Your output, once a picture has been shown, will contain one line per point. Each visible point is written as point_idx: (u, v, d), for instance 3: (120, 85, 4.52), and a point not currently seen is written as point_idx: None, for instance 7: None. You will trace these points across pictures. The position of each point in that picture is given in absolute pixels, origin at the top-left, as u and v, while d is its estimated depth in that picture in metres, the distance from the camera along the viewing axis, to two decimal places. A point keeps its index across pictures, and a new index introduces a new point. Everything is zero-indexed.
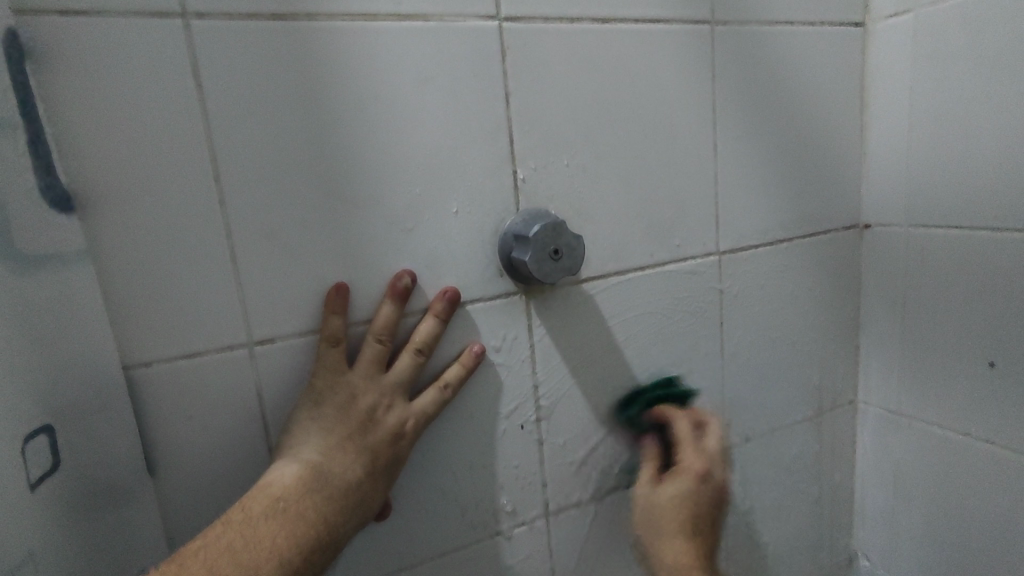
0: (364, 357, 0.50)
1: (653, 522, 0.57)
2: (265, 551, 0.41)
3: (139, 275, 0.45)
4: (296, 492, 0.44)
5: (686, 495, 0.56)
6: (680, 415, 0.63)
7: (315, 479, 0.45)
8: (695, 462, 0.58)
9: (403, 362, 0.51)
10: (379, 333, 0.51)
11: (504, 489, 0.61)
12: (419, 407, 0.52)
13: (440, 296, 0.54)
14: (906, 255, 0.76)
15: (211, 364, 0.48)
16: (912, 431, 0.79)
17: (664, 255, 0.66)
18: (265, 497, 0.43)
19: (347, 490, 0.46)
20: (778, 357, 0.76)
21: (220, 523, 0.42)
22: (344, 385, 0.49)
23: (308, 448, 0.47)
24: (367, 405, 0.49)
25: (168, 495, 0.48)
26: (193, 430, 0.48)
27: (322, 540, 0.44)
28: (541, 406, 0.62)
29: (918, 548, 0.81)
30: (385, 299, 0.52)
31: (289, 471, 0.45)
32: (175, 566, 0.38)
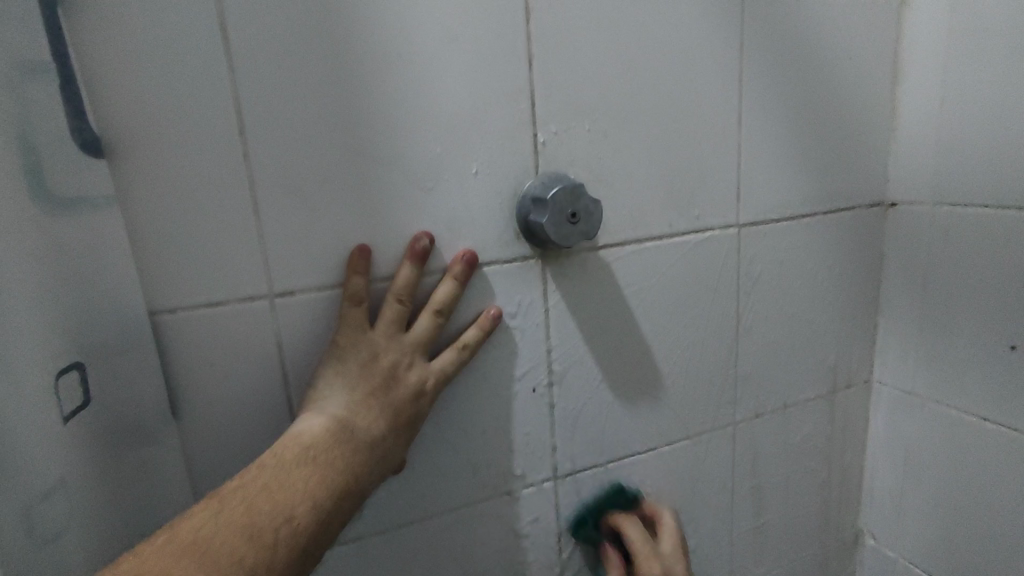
0: (385, 316, 0.51)
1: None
2: (298, 492, 0.42)
3: (166, 222, 0.46)
4: (325, 442, 0.45)
5: None
6: (630, 526, 0.65)
7: (341, 431, 0.47)
8: (657, 573, 0.61)
9: (422, 323, 0.52)
10: (399, 293, 0.51)
11: (514, 450, 0.62)
12: (438, 367, 0.53)
13: (458, 258, 0.54)
14: (931, 233, 0.74)
15: (233, 314, 0.49)
16: (927, 413, 0.79)
17: (682, 225, 0.65)
18: (295, 445, 0.45)
19: (371, 444, 0.48)
20: (793, 333, 0.76)
21: (255, 467, 0.44)
22: (365, 343, 0.50)
23: (333, 403, 0.48)
24: (389, 363, 0.50)
25: (191, 438, 0.50)
26: (215, 377, 0.50)
27: (350, 488, 0.45)
28: (554, 371, 0.62)
29: (924, 527, 0.81)
30: (405, 260, 0.52)
31: (316, 423, 0.47)
32: (214, 500, 0.41)
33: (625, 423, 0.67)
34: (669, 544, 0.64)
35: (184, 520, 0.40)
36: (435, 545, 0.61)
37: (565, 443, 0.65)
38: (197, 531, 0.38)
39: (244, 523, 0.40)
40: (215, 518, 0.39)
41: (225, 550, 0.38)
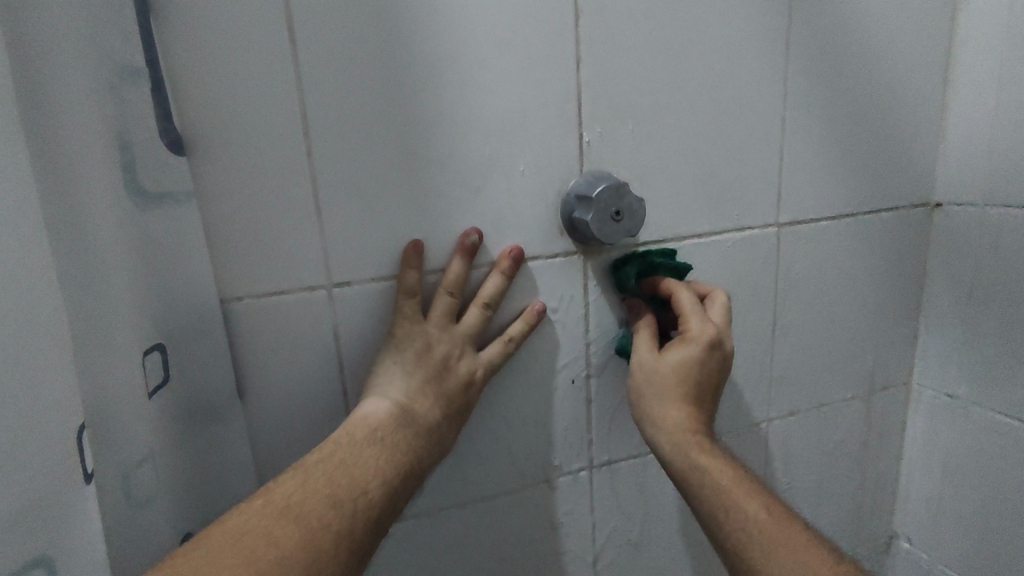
0: (437, 309, 0.54)
1: (653, 386, 0.56)
2: (371, 469, 0.46)
3: (236, 216, 0.49)
4: (390, 425, 0.49)
5: (690, 361, 0.55)
6: (683, 287, 0.59)
7: (403, 416, 0.50)
8: (705, 331, 0.56)
9: (472, 316, 0.55)
10: (450, 287, 0.54)
11: (552, 439, 0.64)
12: (487, 358, 0.55)
13: (505, 254, 0.57)
14: (979, 235, 0.73)
15: (295, 303, 0.52)
16: (968, 418, 0.78)
17: (722, 224, 0.66)
18: (363, 428, 0.48)
19: (428, 428, 0.51)
20: (831, 333, 0.76)
21: (329, 444, 0.47)
22: (420, 335, 0.53)
23: (392, 388, 0.51)
24: (442, 354, 0.53)
25: (254, 417, 0.53)
26: (277, 361, 0.53)
27: (413, 469, 0.49)
28: (592, 364, 0.64)
29: (961, 532, 0.81)
30: (455, 255, 0.55)
31: (380, 406, 0.50)
32: (298, 472, 0.44)
33: None
34: (719, 313, 0.59)
35: (274, 487, 0.43)
36: (475, 528, 0.63)
37: (601, 434, 0.66)
38: (288, 497, 0.41)
39: (327, 493, 0.43)
40: (302, 487, 0.43)
41: (314, 514, 0.41)
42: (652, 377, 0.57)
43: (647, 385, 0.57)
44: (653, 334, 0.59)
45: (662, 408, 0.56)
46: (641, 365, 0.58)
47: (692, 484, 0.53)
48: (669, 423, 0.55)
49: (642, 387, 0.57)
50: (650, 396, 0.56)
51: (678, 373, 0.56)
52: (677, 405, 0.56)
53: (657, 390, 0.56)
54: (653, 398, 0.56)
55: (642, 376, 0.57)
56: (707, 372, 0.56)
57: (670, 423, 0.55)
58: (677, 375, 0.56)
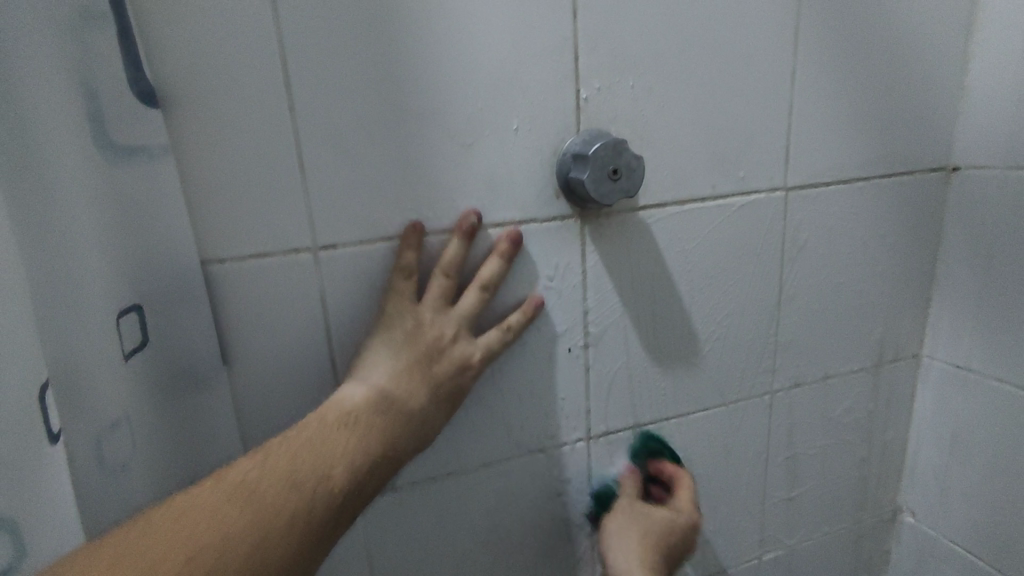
0: (432, 290, 0.52)
1: (622, 525, 0.62)
2: (339, 451, 0.44)
3: (215, 174, 0.47)
4: (366, 408, 0.47)
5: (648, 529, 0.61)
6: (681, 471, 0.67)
7: (383, 399, 0.48)
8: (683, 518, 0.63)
9: (469, 299, 0.53)
10: (446, 268, 0.52)
11: (547, 409, 0.63)
12: (481, 344, 0.53)
13: (504, 237, 0.55)
14: (998, 200, 0.70)
15: (279, 266, 0.51)
16: (979, 389, 0.75)
17: (727, 188, 0.63)
18: (337, 410, 0.46)
19: (411, 414, 0.49)
20: (839, 302, 0.73)
21: (300, 424, 0.45)
22: (412, 316, 0.51)
23: (375, 372, 0.49)
24: (433, 336, 0.51)
25: (240, 383, 0.52)
26: (262, 326, 0.51)
27: (387, 454, 0.47)
28: (590, 332, 0.62)
29: (969, 506, 0.79)
30: (454, 236, 0.53)
31: (358, 390, 0.48)
32: (262, 452, 0.42)
33: (659, 389, 0.67)
34: (688, 499, 0.65)
35: (232, 467, 0.41)
36: (468, 498, 0.62)
37: (599, 404, 0.65)
38: (242, 478, 0.40)
39: (286, 474, 0.41)
40: (260, 466, 0.41)
41: (271, 495, 0.40)
42: (628, 532, 0.61)
43: (626, 534, 0.61)
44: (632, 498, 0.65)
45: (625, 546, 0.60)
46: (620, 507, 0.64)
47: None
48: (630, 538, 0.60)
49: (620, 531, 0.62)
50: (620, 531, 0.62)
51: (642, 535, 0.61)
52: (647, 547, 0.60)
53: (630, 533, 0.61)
54: (626, 549, 0.59)
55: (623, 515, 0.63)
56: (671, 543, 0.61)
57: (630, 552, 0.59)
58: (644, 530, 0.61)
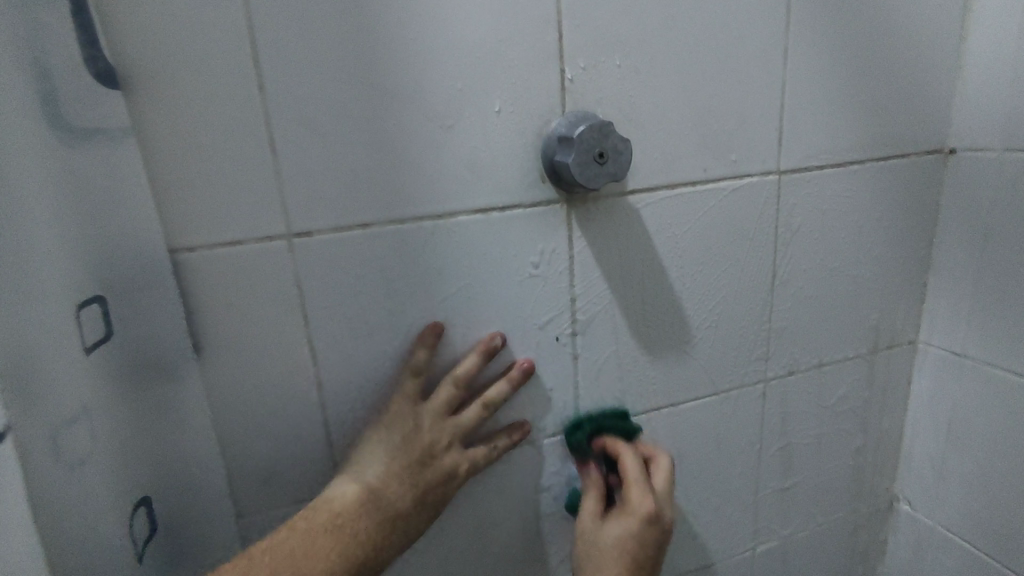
0: (438, 396, 0.54)
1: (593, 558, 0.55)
2: (318, 561, 0.46)
3: (182, 159, 0.45)
4: (352, 512, 0.49)
5: (627, 536, 0.54)
6: (629, 453, 0.60)
7: (371, 503, 0.50)
8: (642, 506, 0.55)
9: (471, 412, 0.55)
10: (457, 379, 0.55)
11: (535, 399, 0.61)
12: (472, 455, 0.56)
13: (519, 363, 0.58)
14: (995, 182, 0.68)
15: (252, 254, 0.49)
16: (976, 375, 0.74)
17: (719, 171, 0.62)
18: (326, 511, 0.49)
19: (395, 517, 0.51)
20: (833, 288, 0.72)
21: (286, 527, 0.48)
22: (412, 420, 0.53)
23: (369, 471, 0.51)
24: (429, 442, 0.53)
25: (214, 376, 0.50)
26: (235, 316, 0.50)
27: (365, 560, 0.49)
28: (577, 320, 0.61)
29: (966, 493, 0.78)
30: (473, 351, 0.56)
31: (349, 490, 0.50)
32: (244, 558, 0.45)
33: (651, 378, 0.66)
34: (663, 482, 0.59)
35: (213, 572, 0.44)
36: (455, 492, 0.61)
37: (588, 395, 0.63)
38: None
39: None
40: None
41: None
42: (593, 556, 0.55)
43: (589, 563, 0.55)
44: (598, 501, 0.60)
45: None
46: (585, 539, 0.57)
47: None
48: None
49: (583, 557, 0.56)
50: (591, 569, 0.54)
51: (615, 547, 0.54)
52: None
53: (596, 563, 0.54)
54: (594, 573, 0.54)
55: (586, 550, 0.56)
56: (651, 540, 0.54)
57: None
58: (616, 550, 0.54)
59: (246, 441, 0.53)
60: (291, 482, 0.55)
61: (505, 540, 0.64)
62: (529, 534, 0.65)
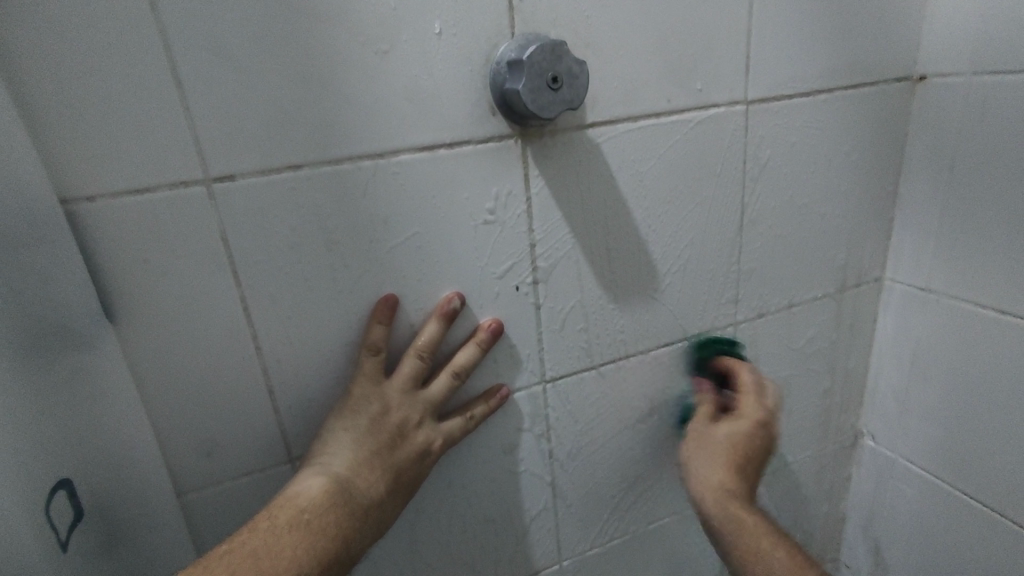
0: (402, 371, 0.51)
1: (703, 447, 0.58)
2: (286, 561, 0.41)
3: (68, 92, 0.39)
4: (321, 505, 0.45)
5: (742, 436, 0.58)
6: (745, 367, 0.64)
7: (340, 493, 0.46)
8: (754, 409, 0.60)
9: (439, 383, 0.53)
10: (420, 349, 0.52)
11: (496, 353, 0.58)
12: (445, 429, 0.53)
13: (484, 326, 0.55)
14: (962, 108, 0.66)
15: (164, 203, 0.43)
16: (940, 309, 0.73)
17: (683, 101, 0.57)
18: (290, 509, 0.44)
19: (368, 506, 0.48)
20: (802, 226, 0.69)
21: (246, 530, 0.43)
22: (378, 398, 0.50)
23: (336, 461, 0.48)
24: (397, 420, 0.50)
25: (132, 344, 0.45)
26: (151, 275, 0.44)
27: (339, 556, 0.45)
28: (538, 268, 0.57)
29: (928, 426, 0.79)
30: (433, 317, 0.53)
31: (315, 483, 0.46)
32: (201, 566, 0.40)
33: (617, 325, 0.62)
34: (773, 398, 0.63)
35: None
36: None
37: (552, 346, 0.60)
38: None
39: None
40: None
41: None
42: (706, 445, 0.58)
43: (696, 448, 0.59)
44: (709, 409, 0.63)
45: (707, 463, 0.57)
46: (696, 429, 0.60)
47: (723, 533, 0.53)
48: (713, 483, 0.55)
49: (697, 444, 0.59)
50: (702, 454, 0.58)
51: (732, 442, 0.58)
52: (729, 472, 0.55)
53: (709, 453, 0.57)
54: (702, 456, 0.58)
55: (697, 440, 0.59)
56: (761, 442, 0.58)
57: (717, 478, 0.55)
58: (731, 443, 0.57)
59: (179, 414, 0.48)
60: (235, 454, 0.51)
61: (473, 501, 0.62)
62: (496, 493, 0.63)
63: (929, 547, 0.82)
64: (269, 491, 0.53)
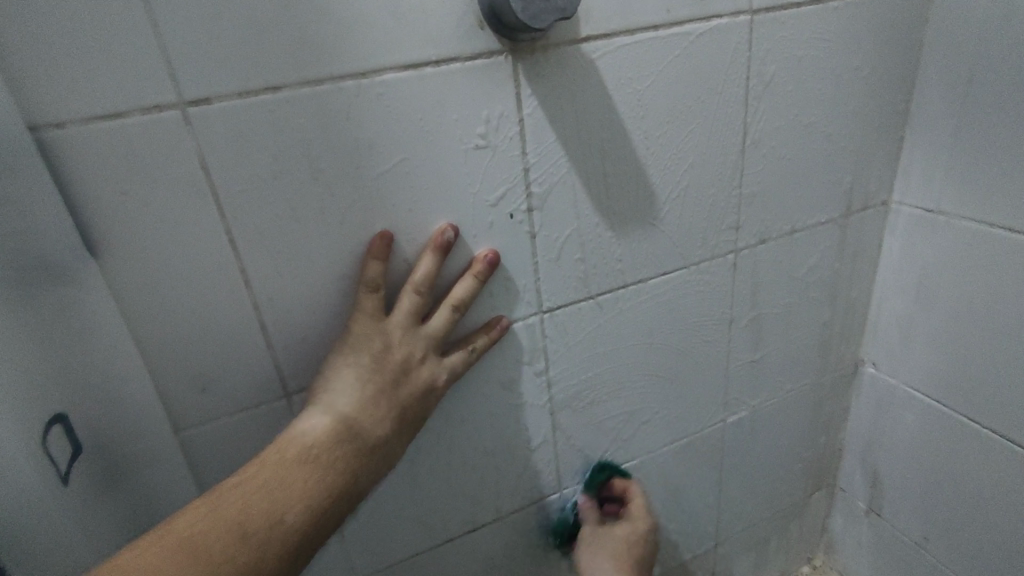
0: (402, 307, 0.50)
1: (597, 551, 0.69)
2: (297, 491, 0.43)
3: (23, 6, 0.36)
4: (329, 440, 0.45)
5: (620, 550, 0.68)
6: (635, 492, 0.71)
7: (347, 428, 0.47)
8: (642, 526, 0.69)
9: (439, 317, 0.52)
10: (417, 285, 0.50)
11: (492, 284, 0.57)
12: (448, 363, 0.53)
13: (481, 258, 0.54)
14: (982, 14, 0.62)
15: (139, 128, 0.41)
16: (949, 232, 0.72)
17: (684, 12, 0.54)
18: (299, 443, 0.45)
19: (376, 440, 0.48)
20: (808, 148, 0.67)
21: (258, 462, 0.44)
22: (379, 335, 0.49)
23: (341, 397, 0.48)
24: (400, 356, 0.50)
25: (118, 278, 0.44)
26: (131, 204, 0.42)
27: (349, 487, 0.46)
28: (533, 194, 0.55)
29: (930, 352, 0.78)
30: (427, 250, 0.51)
31: (322, 419, 0.46)
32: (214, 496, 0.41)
33: (616, 255, 0.61)
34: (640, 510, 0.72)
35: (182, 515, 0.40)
36: None
37: (549, 276, 0.59)
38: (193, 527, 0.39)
39: (239, 520, 0.40)
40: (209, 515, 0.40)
41: (220, 546, 0.39)
42: (603, 549, 0.68)
43: (591, 552, 0.69)
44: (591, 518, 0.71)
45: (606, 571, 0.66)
46: (585, 539, 0.70)
47: None
48: None
49: (593, 546, 0.69)
50: (592, 558, 0.68)
51: (613, 549, 0.68)
52: None
53: (624, 559, 0.67)
54: (594, 559, 0.68)
55: (589, 548, 0.69)
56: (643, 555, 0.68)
57: None
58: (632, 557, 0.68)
59: (173, 348, 0.47)
60: (232, 389, 0.51)
61: (473, 432, 0.62)
62: (496, 424, 0.63)
63: (927, 469, 0.84)
64: (269, 424, 0.53)
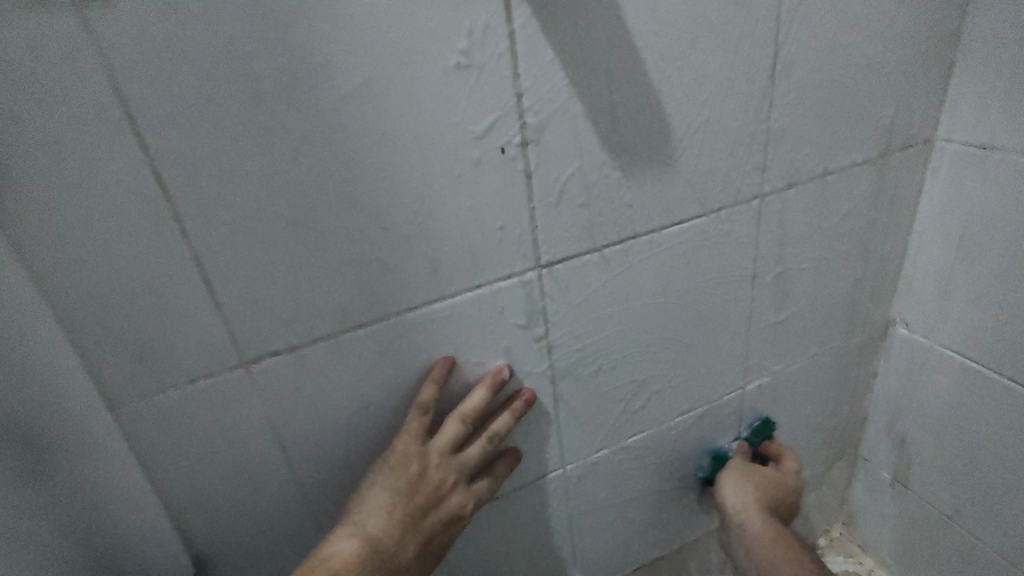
0: (412, 428, 0.50)
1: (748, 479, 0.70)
2: None
3: None
4: (353, 566, 0.45)
5: (767, 487, 0.69)
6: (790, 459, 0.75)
7: (369, 549, 0.47)
8: (792, 479, 0.72)
9: (450, 425, 0.51)
10: (425, 407, 0.50)
11: (481, 233, 0.48)
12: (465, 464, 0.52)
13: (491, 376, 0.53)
14: None
15: (22, 31, 0.32)
16: (1001, 170, 0.63)
17: None
18: (325, 568, 0.45)
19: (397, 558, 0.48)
20: (846, 73, 0.58)
21: None
22: (394, 460, 0.50)
23: (363, 520, 0.48)
24: (415, 468, 0.49)
25: (17, 225, 0.36)
26: (22, 131, 0.34)
27: None
28: (527, 125, 0.46)
29: (971, 310, 0.70)
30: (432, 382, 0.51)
31: (347, 544, 0.46)
32: None
33: (626, 199, 0.53)
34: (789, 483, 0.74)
35: None
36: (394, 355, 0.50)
37: (548, 224, 0.51)
38: None
39: None
40: None
41: None
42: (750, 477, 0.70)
43: (739, 476, 0.71)
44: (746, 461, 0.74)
45: (743, 496, 0.68)
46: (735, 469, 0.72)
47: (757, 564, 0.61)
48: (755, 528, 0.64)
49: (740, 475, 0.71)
50: (738, 483, 0.69)
51: (761, 485, 0.69)
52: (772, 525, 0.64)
53: (767, 492, 0.68)
54: (740, 483, 0.69)
55: (739, 474, 0.71)
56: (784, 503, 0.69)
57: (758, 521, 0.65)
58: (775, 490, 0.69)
59: (99, 312, 0.39)
60: (175, 361, 0.43)
61: None
62: None
63: (962, 437, 0.77)
64: (224, 400, 0.46)
